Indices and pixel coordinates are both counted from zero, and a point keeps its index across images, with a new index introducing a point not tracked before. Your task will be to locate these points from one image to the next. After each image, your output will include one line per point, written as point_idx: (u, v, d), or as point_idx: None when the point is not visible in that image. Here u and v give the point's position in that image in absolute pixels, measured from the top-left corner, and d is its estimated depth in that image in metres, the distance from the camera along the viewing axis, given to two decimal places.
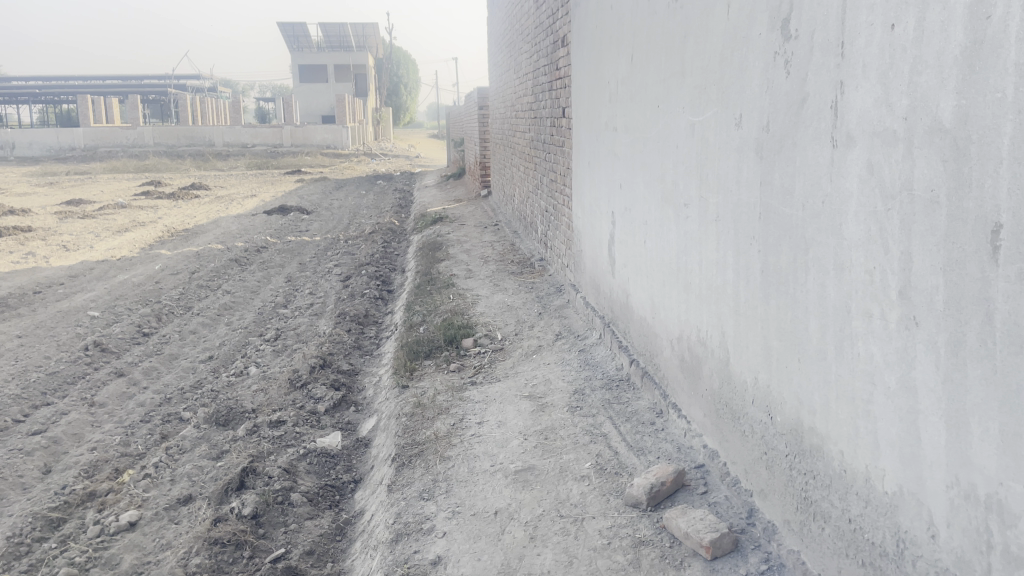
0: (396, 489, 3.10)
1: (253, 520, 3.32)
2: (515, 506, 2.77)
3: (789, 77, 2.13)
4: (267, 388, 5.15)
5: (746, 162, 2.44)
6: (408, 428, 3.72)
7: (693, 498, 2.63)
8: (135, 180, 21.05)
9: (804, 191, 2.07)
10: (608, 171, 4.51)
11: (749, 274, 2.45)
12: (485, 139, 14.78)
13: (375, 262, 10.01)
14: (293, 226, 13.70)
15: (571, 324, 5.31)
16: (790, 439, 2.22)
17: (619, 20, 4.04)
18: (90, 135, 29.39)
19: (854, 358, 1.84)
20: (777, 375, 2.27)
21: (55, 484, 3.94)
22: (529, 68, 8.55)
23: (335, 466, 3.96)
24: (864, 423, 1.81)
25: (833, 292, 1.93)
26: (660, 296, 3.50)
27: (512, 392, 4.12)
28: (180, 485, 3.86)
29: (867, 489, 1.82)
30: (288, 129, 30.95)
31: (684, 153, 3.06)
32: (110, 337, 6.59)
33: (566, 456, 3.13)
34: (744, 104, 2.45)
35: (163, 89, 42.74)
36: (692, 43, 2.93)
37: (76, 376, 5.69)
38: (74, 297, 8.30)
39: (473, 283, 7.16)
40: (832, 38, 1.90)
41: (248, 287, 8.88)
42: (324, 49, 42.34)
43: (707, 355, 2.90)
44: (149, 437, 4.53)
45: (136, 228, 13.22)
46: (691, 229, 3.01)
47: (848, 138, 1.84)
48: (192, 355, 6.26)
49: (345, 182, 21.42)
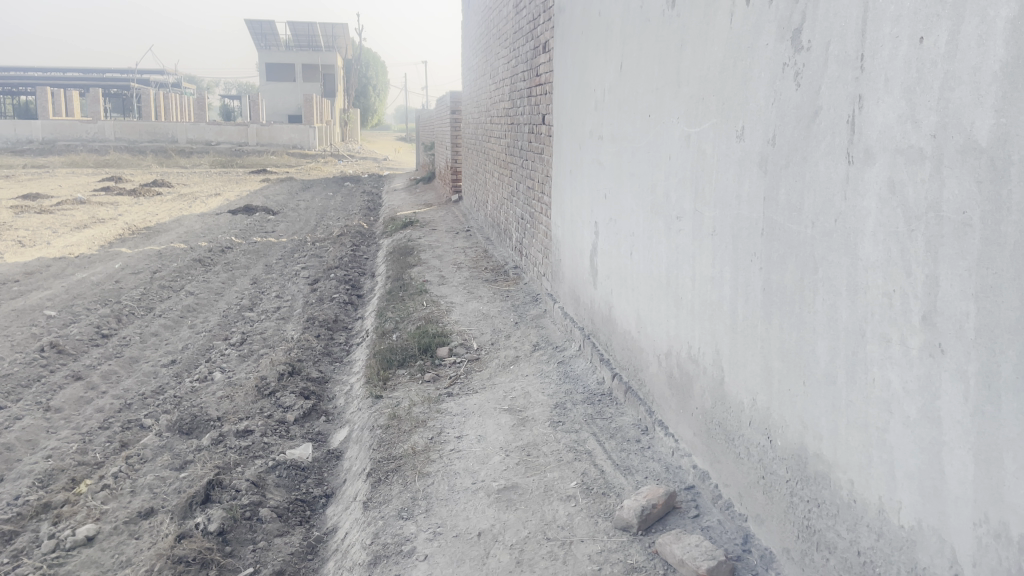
0: (373, 507, 2.96)
1: (219, 537, 3.16)
2: (499, 528, 2.66)
3: (799, 90, 2.05)
4: (232, 395, 4.97)
5: (748, 175, 2.37)
6: (384, 442, 3.58)
7: (685, 522, 2.55)
8: (94, 176, 20.53)
9: (814, 208, 1.99)
10: (591, 180, 4.42)
11: (749, 292, 2.38)
12: (457, 143, 14.65)
13: (344, 265, 9.83)
14: (258, 227, 13.41)
15: (549, 335, 5.22)
16: (791, 465, 2.14)
17: (607, 26, 3.97)
18: (48, 128, 28.68)
19: (868, 384, 1.77)
20: (778, 397, 2.20)
21: (7, 495, 3.74)
22: (506, 74, 8.47)
23: (306, 480, 3.81)
24: (878, 452, 1.74)
25: (846, 314, 1.85)
26: (646, 309, 3.41)
27: (490, 405, 4.00)
28: (141, 497, 3.68)
29: (879, 522, 1.75)
30: (254, 128, 30.49)
31: (678, 164, 2.99)
32: (67, 339, 6.33)
33: (550, 475, 3.03)
34: (747, 117, 2.38)
35: (126, 83, 42.00)
36: (689, 52, 2.86)
37: (30, 378, 5.45)
38: (29, 296, 8.00)
39: (447, 290, 7.04)
40: (850, 51, 1.83)
41: (212, 289, 8.64)
42: (293, 48, 41.87)
43: (698, 372, 2.82)
44: (108, 445, 4.33)
45: (96, 224, 12.86)
46: (684, 242, 2.93)
47: (865, 154, 1.77)
48: (154, 359, 6.05)
49: (312, 183, 21.14)
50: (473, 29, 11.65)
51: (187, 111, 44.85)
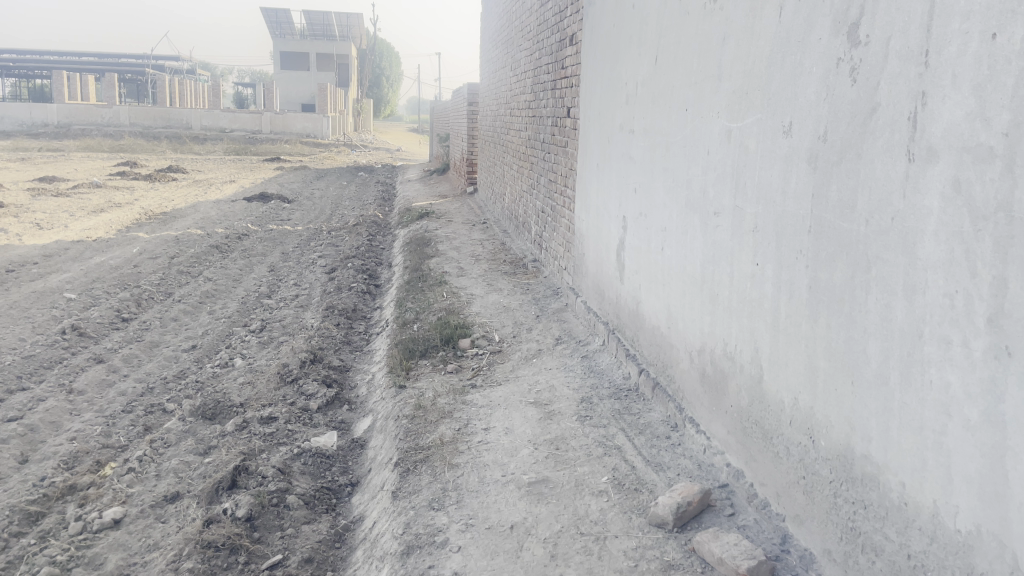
0: (402, 497, 2.96)
1: (247, 522, 3.16)
2: (532, 521, 2.65)
3: (855, 85, 2.02)
4: (254, 381, 4.98)
5: (796, 171, 2.34)
6: (410, 432, 3.58)
7: (721, 521, 2.53)
8: (110, 161, 20.59)
9: (868, 205, 1.96)
10: (621, 174, 4.39)
11: (794, 290, 2.35)
12: (474, 135, 14.62)
13: (361, 254, 9.83)
14: (273, 214, 13.43)
15: (571, 329, 5.20)
16: (836, 466, 2.12)
17: (642, 19, 3.93)
18: (64, 112, 28.78)
19: (925, 386, 1.75)
20: (822, 397, 2.18)
21: (33, 476, 3.75)
22: (528, 66, 8.43)
23: (331, 468, 3.81)
24: (934, 454, 1.72)
25: (901, 314, 1.83)
26: (678, 305, 3.39)
27: (516, 397, 3.98)
28: (166, 482, 3.69)
29: (933, 526, 1.73)
30: (269, 116, 30.51)
31: (717, 160, 2.96)
32: (88, 322, 6.35)
33: (581, 469, 3.01)
34: (795, 112, 2.35)
35: (141, 68, 42.13)
36: (732, 46, 2.83)
37: (53, 361, 5.47)
38: (48, 278, 8.03)
39: (466, 281, 7.03)
40: (913, 46, 1.79)
41: (230, 276, 8.66)
42: (307, 37, 41.83)
43: (734, 370, 2.79)
44: (131, 429, 4.34)
45: (113, 209, 12.90)
46: (721, 238, 2.90)
47: (928, 152, 1.74)
48: (175, 344, 6.06)
49: (326, 173, 21.15)
50: (493, 20, 11.59)
51: (201, 98, 44.84)
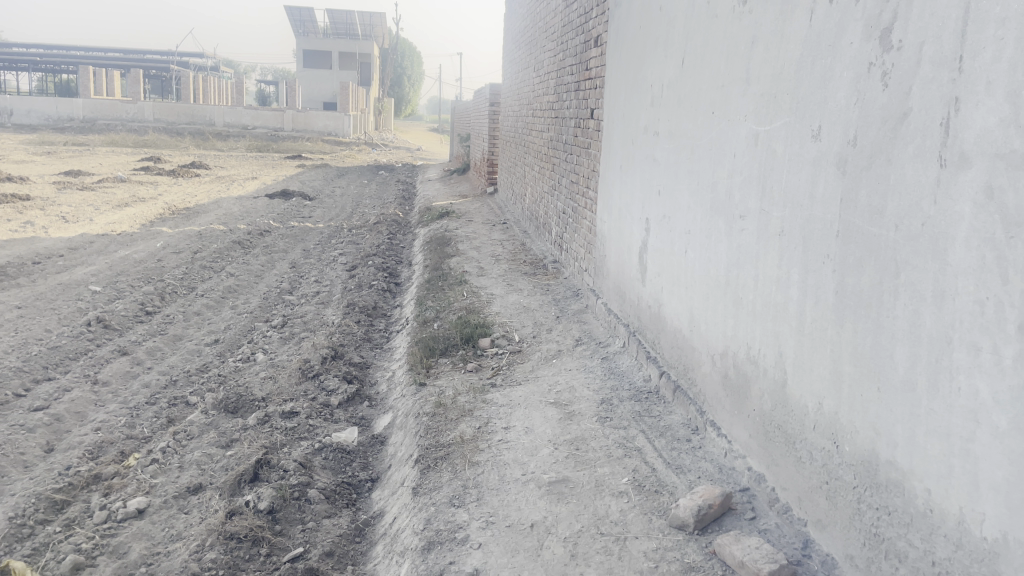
0: (423, 493, 2.98)
1: (269, 515, 3.19)
2: (552, 520, 2.66)
3: (886, 90, 2.02)
4: (276, 376, 5.02)
5: (824, 176, 2.33)
6: (431, 429, 3.60)
7: (742, 524, 2.53)
8: (134, 155, 20.84)
9: (898, 211, 1.96)
10: (644, 176, 4.40)
11: (820, 294, 2.34)
12: (495, 136, 14.65)
13: (381, 252, 9.88)
14: (295, 212, 13.53)
15: (591, 330, 5.20)
16: (860, 471, 2.11)
17: (669, 21, 3.94)
18: (89, 107, 29.14)
19: (953, 393, 1.74)
20: (847, 402, 2.18)
21: (59, 465, 3.80)
22: (551, 67, 8.43)
23: (351, 463, 3.83)
24: (961, 462, 1.71)
25: (929, 320, 1.82)
26: (701, 308, 3.39)
27: (536, 397, 4.00)
28: (189, 473, 3.73)
29: (958, 533, 1.73)
30: (291, 113, 30.71)
31: (743, 164, 2.95)
32: (113, 315, 6.44)
33: (601, 470, 3.02)
34: (824, 117, 2.34)
35: (165, 64, 42.58)
36: (760, 49, 2.83)
37: (78, 352, 5.54)
38: (74, 271, 8.15)
39: (486, 281, 7.05)
40: (947, 52, 1.79)
41: (252, 271, 8.73)
42: (331, 36, 42.07)
43: (758, 374, 2.79)
44: (155, 420, 4.39)
45: (137, 203, 13.05)
46: (747, 242, 2.90)
47: (960, 158, 1.74)
48: (198, 337, 6.13)
49: (347, 171, 21.26)
50: (517, 22, 11.61)
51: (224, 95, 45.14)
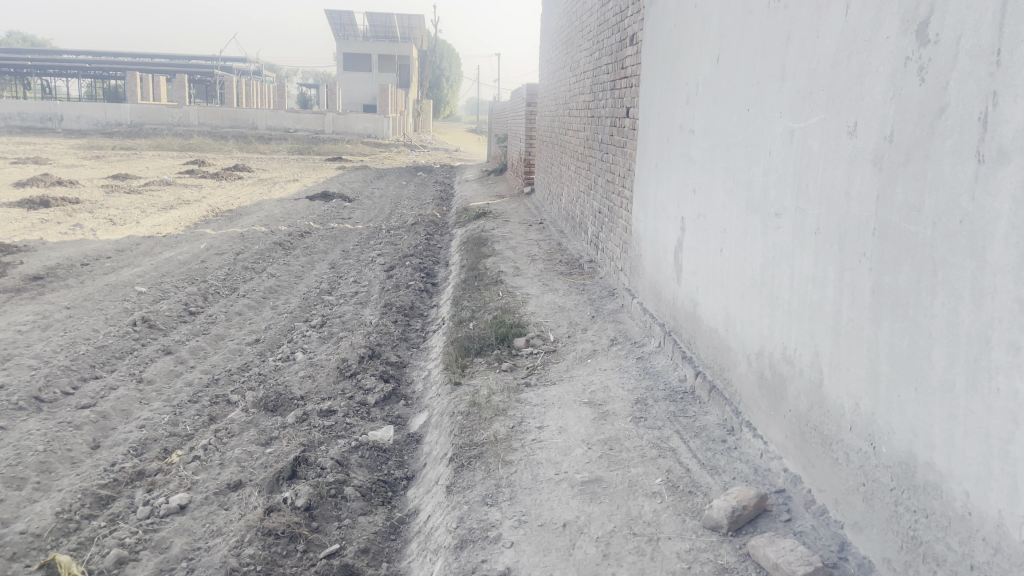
0: (457, 492, 3.00)
1: (306, 512, 3.24)
2: (584, 520, 2.65)
3: (923, 85, 1.98)
4: (315, 375, 5.09)
5: (860, 172, 2.30)
6: (465, 428, 3.61)
7: (777, 526, 2.50)
8: (180, 159, 21.31)
9: (935, 208, 1.92)
10: (679, 174, 4.37)
11: (856, 293, 2.31)
12: (533, 136, 14.65)
13: (419, 253, 9.96)
14: (335, 213, 13.70)
15: (626, 330, 5.18)
16: (897, 473, 2.08)
17: (704, 18, 3.91)
18: (137, 112, 29.86)
19: (992, 393, 1.71)
20: (884, 403, 2.14)
21: (104, 461, 3.91)
22: (588, 66, 8.41)
23: (387, 462, 3.87)
24: (1000, 463, 1.68)
25: (967, 319, 1.79)
26: (736, 308, 3.36)
27: (570, 397, 3.99)
28: (229, 470, 3.81)
29: (997, 537, 1.69)
30: (331, 116, 31.08)
31: (779, 160, 2.91)
32: (158, 315, 6.59)
33: (635, 470, 3.01)
34: (860, 113, 2.31)
35: (209, 69, 43.46)
36: (796, 45, 2.79)
37: (124, 351, 5.69)
38: (121, 272, 8.36)
39: (522, 281, 7.06)
40: (985, 44, 1.75)
41: (292, 272, 8.87)
42: (370, 39, 42.49)
43: (794, 374, 2.76)
44: (197, 418, 4.49)
45: (182, 206, 13.34)
46: (782, 240, 2.86)
47: (999, 153, 1.70)
48: (239, 337, 6.24)
49: (386, 172, 21.47)
50: (553, 22, 11.61)
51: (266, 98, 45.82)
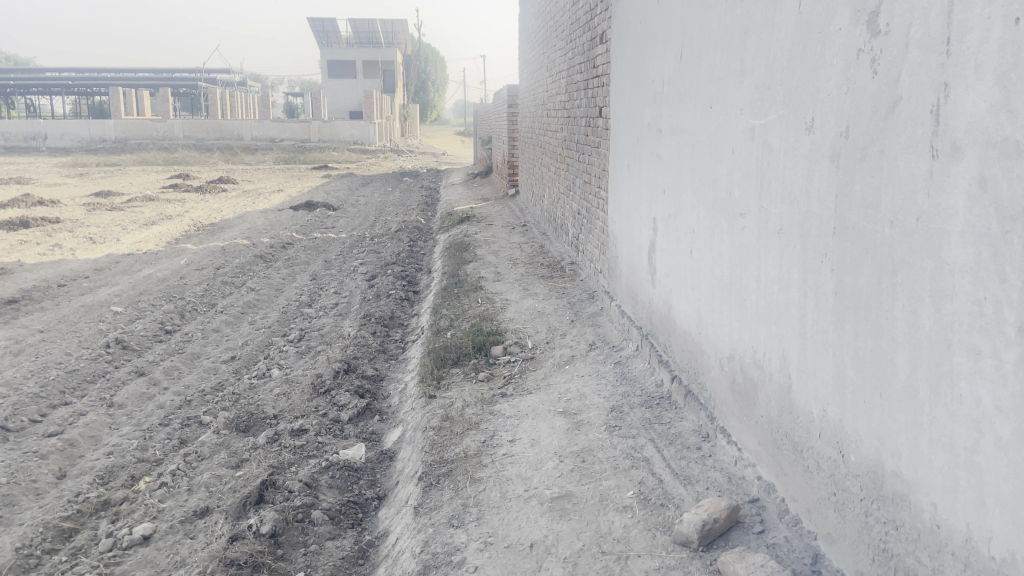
0: (423, 513, 2.90)
1: (271, 539, 3.14)
2: (552, 539, 2.56)
3: (876, 78, 1.89)
4: (289, 392, 4.99)
5: (819, 170, 2.21)
6: (436, 444, 3.52)
7: (749, 539, 2.41)
8: (164, 173, 21.13)
9: (893, 205, 1.83)
10: (650, 175, 4.28)
11: (820, 295, 2.22)
12: (515, 137, 14.58)
13: (401, 261, 9.85)
14: (318, 222, 13.58)
15: (605, 334, 5.10)
16: (866, 483, 1.99)
17: (667, 15, 3.82)
18: (120, 127, 29.65)
19: (955, 401, 1.62)
20: (851, 410, 2.05)
21: (69, 492, 3.81)
22: (562, 66, 8.32)
23: (359, 481, 3.77)
24: (966, 474, 1.59)
25: (928, 322, 1.70)
26: (708, 310, 3.27)
27: (545, 407, 3.90)
28: (197, 496, 3.71)
29: (966, 551, 1.61)
30: (316, 124, 30.92)
31: (742, 158, 2.83)
32: (132, 335, 6.47)
33: (606, 483, 2.91)
34: (817, 108, 2.22)
35: (193, 82, 43.28)
36: (753, 40, 2.71)
37: (96, 375, 5.57)
38: (97, 292, 8.23)
39: (502, 286, 6.97)
40: (934, 34, 1.67)
41: (272, 285, 8.76)
42: (353, 46, 42.43)
43: (764, 379, 2.67)
44: (167, 442, 4.38)
45: (164, 221, 13.20)
46: (748, 241, 2.78)
47: (952, 148, 1.62)
48: (215, 355, 6.13)
49: (371, 179, 21.36)
50: (529, 22, 11.52)
51: (252, 108, 45.52)
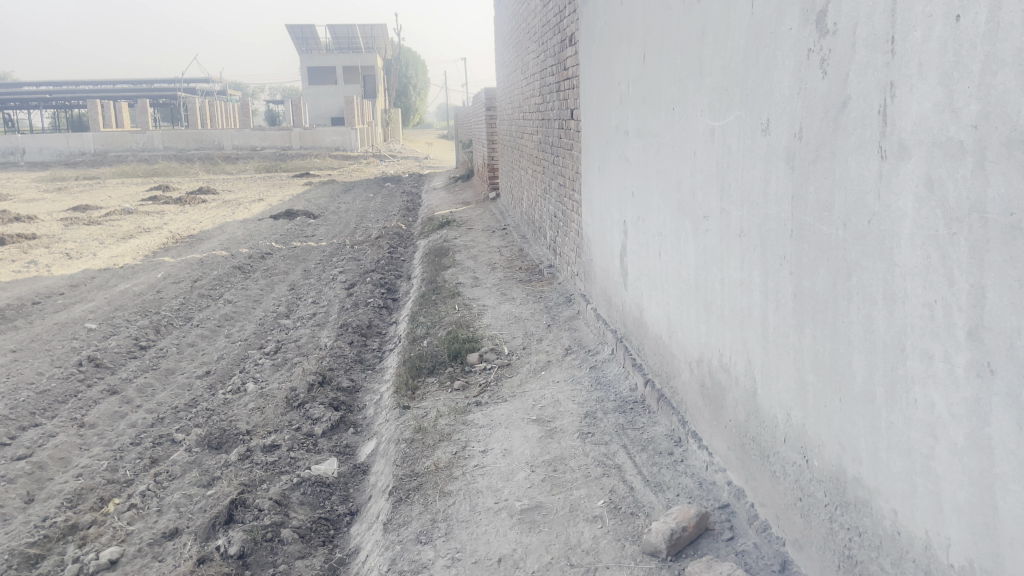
0: (392, 529, 2.85)
1: (239, 560, 3.09)
2: (521, 553, 2.53)
3: (826, 77, 1.87)
4: (263, 406, 4.93)
5: (775, 172, 2.18)
6: (407, 457, 3.47)
7: (719, 547, 2.38)
8: (143, 185, 20.91)
9: (845, 207, 1.80)
10: (618, 177, 4.25)
11: (780, 299, 2.19)
12: (494, 139, 14.53)
13: (381, 268, 9.78)
14: (298, 231, 13.47)
15: (581, 337, 5.06)
16: (829, 488, 1.96)
17: (629, 17, 3.79)
18: (98, 140, 29.30)
19: (910, 405, 1.59)
20: (813, 415, 2.02)
21: (36, 517, 3.73)
22: (536, 68, 8.27)
23: (331, 497, 3.72)
24: (923, 480, 1.56)
25: (882, 326, 1.67)
26: (676, 313, 3.23)
27: (518, 415, 3.86)
28: (167, 517, 3.64)
29: (926, 559, 1.58)
30: (296, 132, 30.71)
31: (703, 160, 2.80)
32: (105, 353, 6.37)
33: (577, 492, 2.88)
34: (771, 109, 2.19)
35: (172, 92, 42.84)
36: (710, 41, 2.68)
37: (67, 394, 5.48)
38: (72, 309, 8.11)
39: (480, 292, 6.92)
40: (879, 33, 1.64)
41: (250, 297, 8.66)
42: (332, 52, 42.26)
43: (731, 383, 2.64)
44: (138, 462, 4.31)
45: (142, 234, 13.03)
46: (711, 243, 2.75)
47: (899, 148, 1.59)
48: (189, 370, 6.05)
49: (353, 185, 21.22)
50: (504, 26, 11.47)
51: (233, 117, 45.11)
